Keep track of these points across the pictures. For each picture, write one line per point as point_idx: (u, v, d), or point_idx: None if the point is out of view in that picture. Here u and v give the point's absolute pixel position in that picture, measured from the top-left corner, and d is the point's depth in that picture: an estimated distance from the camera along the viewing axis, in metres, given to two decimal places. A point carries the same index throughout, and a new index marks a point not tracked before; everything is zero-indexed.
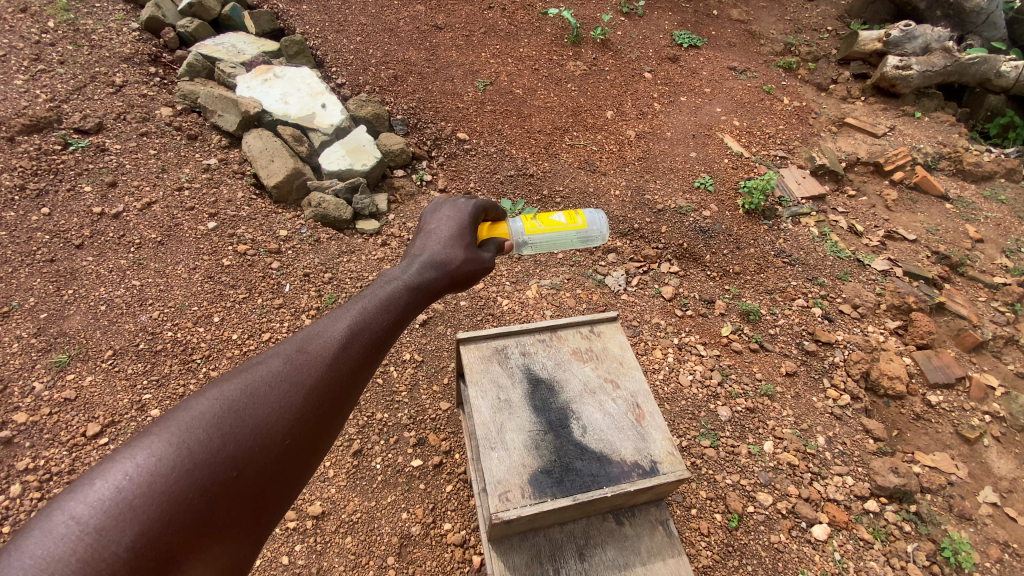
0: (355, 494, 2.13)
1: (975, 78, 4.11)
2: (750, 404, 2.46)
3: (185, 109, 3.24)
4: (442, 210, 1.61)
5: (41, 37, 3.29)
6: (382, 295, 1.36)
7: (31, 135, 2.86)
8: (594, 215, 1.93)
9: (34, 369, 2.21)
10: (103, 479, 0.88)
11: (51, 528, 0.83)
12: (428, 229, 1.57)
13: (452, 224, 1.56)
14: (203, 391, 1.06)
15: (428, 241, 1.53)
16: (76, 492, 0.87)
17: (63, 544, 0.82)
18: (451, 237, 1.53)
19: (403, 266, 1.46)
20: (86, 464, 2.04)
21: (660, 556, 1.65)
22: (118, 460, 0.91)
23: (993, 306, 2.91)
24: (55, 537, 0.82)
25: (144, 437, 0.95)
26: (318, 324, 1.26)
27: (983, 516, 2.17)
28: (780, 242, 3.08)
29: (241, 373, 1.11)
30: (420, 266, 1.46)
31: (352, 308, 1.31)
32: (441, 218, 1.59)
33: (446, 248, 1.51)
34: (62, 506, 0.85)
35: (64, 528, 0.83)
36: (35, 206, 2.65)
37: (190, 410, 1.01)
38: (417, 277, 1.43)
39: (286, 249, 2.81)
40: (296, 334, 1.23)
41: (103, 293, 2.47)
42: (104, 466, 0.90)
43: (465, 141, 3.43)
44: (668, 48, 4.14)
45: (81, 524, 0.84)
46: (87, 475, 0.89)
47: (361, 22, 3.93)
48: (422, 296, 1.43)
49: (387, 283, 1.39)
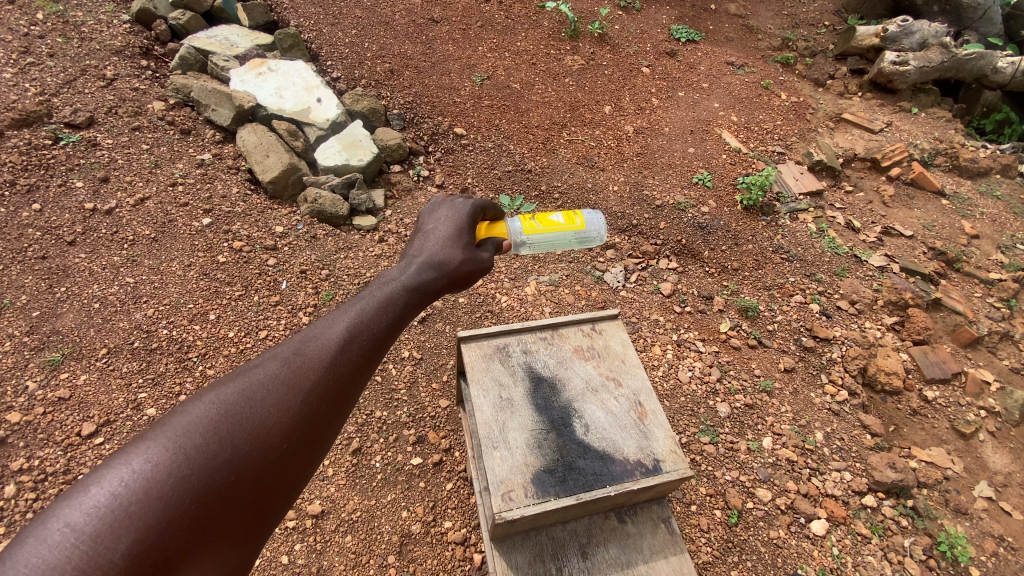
0: (355, 492, 2.11)
1: (972, 74, 4.13)
2: (750, 400, 2.47)
3: (177, 103, 3.18)
4: (440, 209, 1.60)
5: (29, 29, 3.23)
6: (381, 297, 1.34)
7: (22, 129, 2.81)
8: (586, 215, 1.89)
9: (27, 368, 2.18)
10: (99, 486, 0.86)
11: (46, 536, 0.81)
12: (426, 229, 1.56)
13: (450, 223, 1.55)
14: (200, 395, 1.04)
15: (425, 241, 1.51)
16: (70, 499, 0.85)
17: (59, 551, 0.80)
18: (450, 237, 1.52)
19: (402, 268, 1.44)
20: (82, 464, 2.02)
21: (662, 554, 1.65)
22: (113, 466, 0.89)
23: (988, 302, 2.93)
24: (50, 544, 0.80)
25: (141, 442, 0.94)
26: (316, 326, 1.24)
27: (979, 510, 2.19)
28: (778, 238, 3.08)
29: (239, 376, 1.10)
30: (419, 267, 1.44)
31: (351, 309, 1.29)
32: (439, 218, 1.57)
33: (445, 249, 1.50)
34: (57, 513, 0.84)
35: (59, 535, 0.81)
36: (26, 202, 2.61)
37: (187, 414, 0.99)
38: (415, 278, 1.41)
39: (282, 246, 2.78)
40: (294, 336, 1.22)
41: (97, 291, 2.43)
42: (99, 472, 0.89)
43: (462, 136, 3.39)
44: (666, 42, 4.12)
45: (77, 531, 0.82)
46: (83, 481, 0.87)
47: (357, 15, 3.88)
48: (420, 296, 1.41)
49: (385, 285, 1.37)
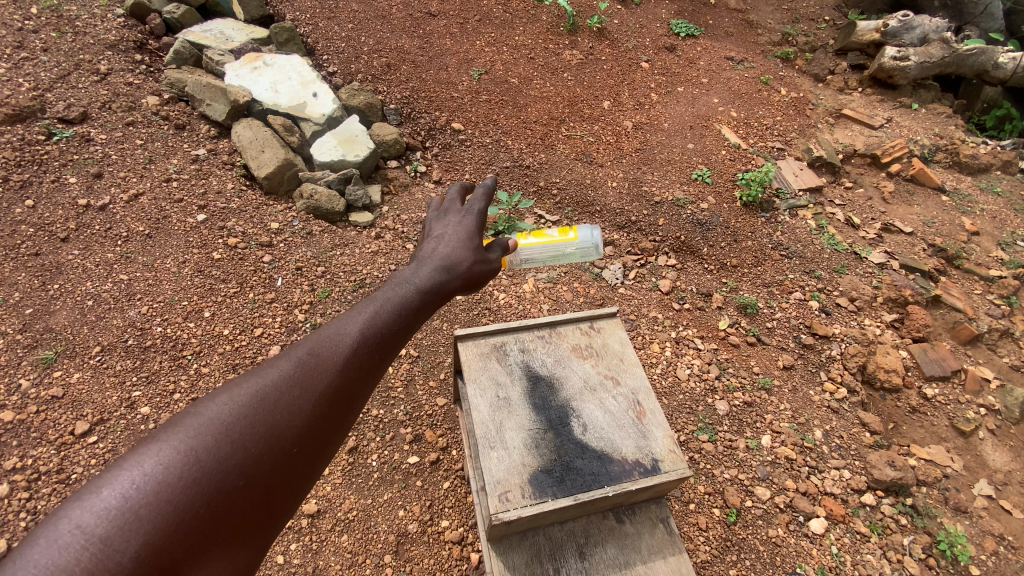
0: (351, 492, 2.10)
1: (973, 69, 4.10)
2: (748, 397, 2.45)
3: (171, 98, 3.15)
4: (448, 215, 1.59)
5: (23, 23, 3.19)
6: (392, 299, 1.32)
7: (14, 124, 2.77)
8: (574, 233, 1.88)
9: (20, 366, 2.16)
10: (110, 487, 0.85)
11: (56, 537, 0.79)
12: (435, 233, 1.54)
13: (459, 227, 1.53)
14: (212, 396, 1.02)
15: (436, 244, 1.49)
16: (81, 500, 0.84)
17: (68, 552, 0.78)
18: (460, 240, 1.50)
19: (414, 269, 1.42)
20: (76, 464, 2.00)
21: (660, 554, 1.64)
22: (125, 468, 0.88)
23: (988, 299, 2.91)
24: (60, 546, 0.79)
25: (153, 443, 0.92)
26: (328, 328, 1.22)
27: (978, 508, 2.18)
28: (778, 235, 3.07)
29: (251, 378, 1.08)
30: (431, 268, 1.42)
31: (363, 311, 1.27)
32: (448, 223, 1.56)
33: (456, 251, 1.48)
34: (68, 513, 0.82)
35: (69, 537, 0.80)
36: (19, 198, 2.58)
37: (200, 415, 0.97)
38: (426, 281, 1.39)
39: (277, 243, 2.75)
40: (306, 338, 1.20)
41: (90, 288, 2.41)
42: (111, 473, 0.87)
43: (460, 131, 3.36)
44: (665, 37, 4.09)
45: (87, 533, 0.80)
46: (94, 482, 0.86)
47: (353, 10, 3.84)
48: (431, 300, 1.39)
49: (398, 287, 1.35)
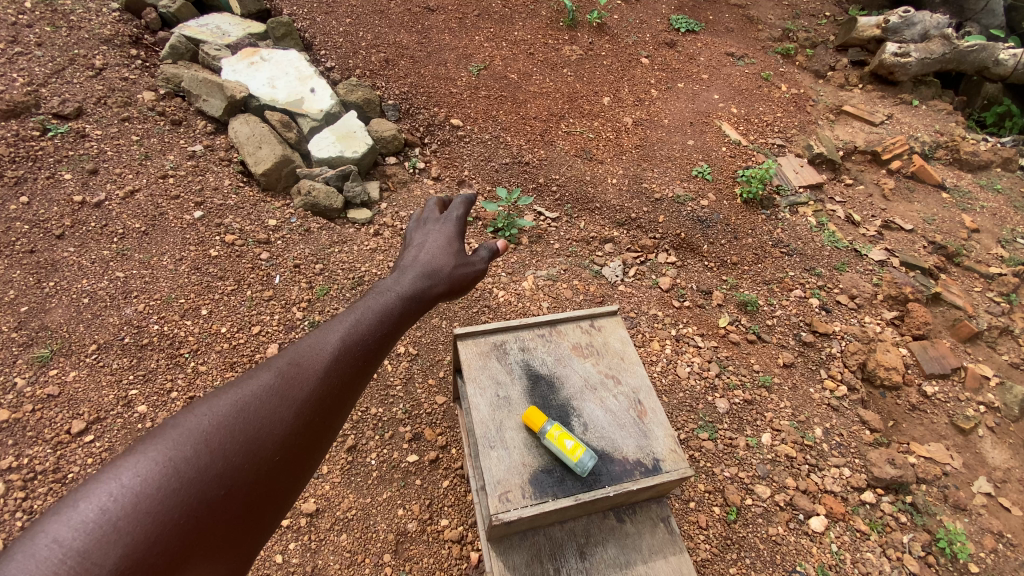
0: (350, 490, 2.09)
1: (974, 65, 4.09)
2: (749, 395, 2.44)
3: (167, 94, 3.12)
4: (428, 225, 1.60)
5: (17, 18, 3.15)
6: (376, 307, 1.31)
7: (8, 120, 2.75)
8: (588, 455, 1.54)
9: (15, 364, 2.14)
10: (87, 501, 0.83)
11: (34, 551, 0.77)
12: (416, 242, 1.55)
13: (440, 235, 1.54)
14: (191, 407, 1.01)
15: (417, 252, 1.50)
16: (58, 514, 0.82)
17: (46, 566, 0.76)
18: (440, 247, 1.51)
19: (397, 276, 1.41)
20: (72, 463, 1.98)
21: (661, 554, 1.64)
22: (102, 480, 0.86)
23: (988, 296, 2.90)
24: (38, 560, 0.77)
25: (131, 454, 0.91)
26: (310, 337, 1.20)
27: (977, 506, 2.17)
28: (778, 232, 3.06)
29: (231, 389, 1.06)
30: (413, 275, 1.41)
31: (346, 319, 1.26)
32: (428, 232, 1.57)
33: (437, 257, 1.48)
34: (45, 528, 0.80)
35: (47, 551, 0.78)
36: (13, 195, 2.55)
37: (179, 427, 0.96)
38: (410, 287, 1.38)
39: (274, 240, 2.73)
40: (288, 347, 1.18)
41: (85, 285, 2.38)
42: (87, 486, 0.85)
43: (459, 127, 3.34)
44: (665, 32, 4.06)
45: (64, 546, 0.78)
46: (71, 496, 0.84)
47: (352, 4, 3.81)
48: (415, 306, 1.38)
49: (381, 294, 1.34)
